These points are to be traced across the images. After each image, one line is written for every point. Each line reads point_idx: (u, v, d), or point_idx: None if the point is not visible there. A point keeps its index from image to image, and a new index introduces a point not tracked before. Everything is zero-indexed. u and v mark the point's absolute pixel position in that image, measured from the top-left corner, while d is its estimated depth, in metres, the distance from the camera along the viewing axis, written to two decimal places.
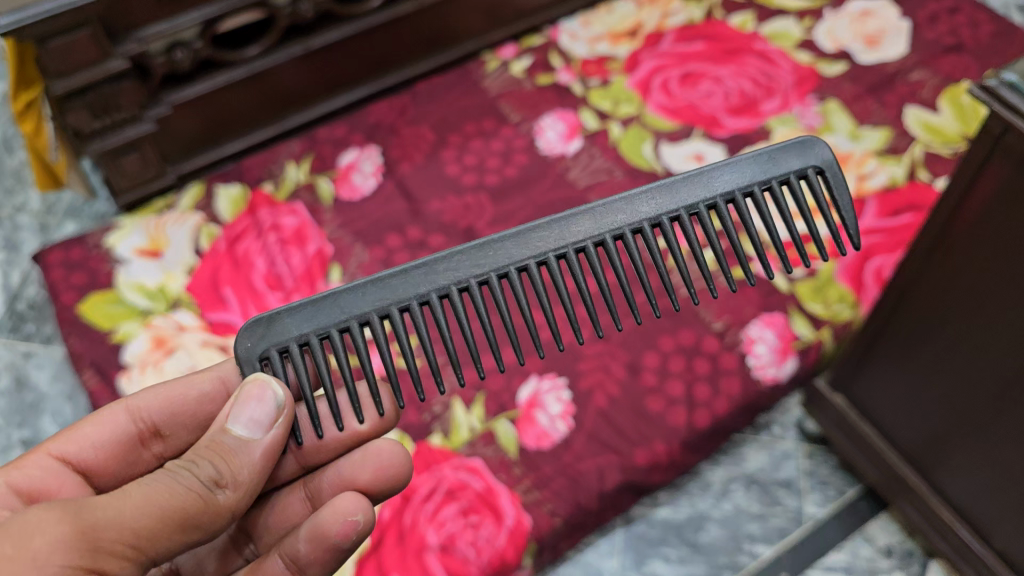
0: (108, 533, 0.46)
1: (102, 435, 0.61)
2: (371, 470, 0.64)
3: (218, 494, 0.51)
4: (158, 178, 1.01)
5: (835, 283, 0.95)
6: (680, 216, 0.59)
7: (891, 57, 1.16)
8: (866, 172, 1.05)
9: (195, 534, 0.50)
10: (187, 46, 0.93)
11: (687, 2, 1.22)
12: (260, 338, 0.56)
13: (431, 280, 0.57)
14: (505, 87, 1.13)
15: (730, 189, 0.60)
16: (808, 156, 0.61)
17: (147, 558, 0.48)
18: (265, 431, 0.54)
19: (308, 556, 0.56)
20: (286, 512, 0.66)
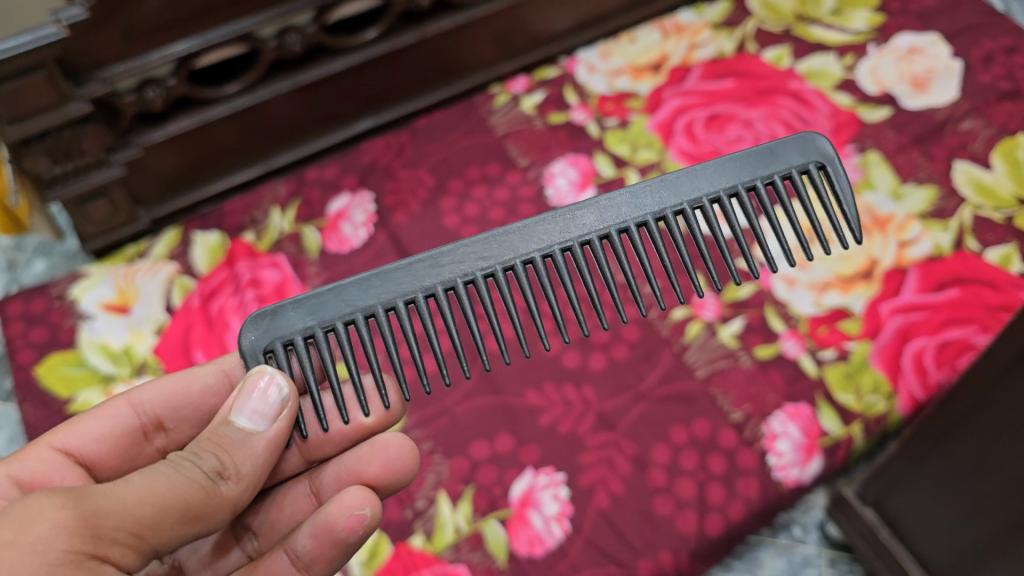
0: (111, 521, 0.44)
1: (105, 428, 0.61)
2: (378, 462, 0.64)
3: (222, 486, 0.50)
4: (131, 223, 0.93)
5: (869, 369, 0.86)
6: (684, 209, 0.60)
7: (940, 102, 1.06)
8: (908, 238, 0.95)
9: (200, 527, 0.49)
10: (160, 83, 0.85)
11: (716, 33, 1.12)
12: (263, 332, 0.56)
13: (435, 274, 0.57)
14: (514, 125, 1.03)
15: (733, 184, 0.61)
16: (809, 151, 0.62)
17: (151, 550, 0.46)
18: (270, 423, 0.54)
19: (312, 552, 0.54)
20: (289, 506, 0.65)
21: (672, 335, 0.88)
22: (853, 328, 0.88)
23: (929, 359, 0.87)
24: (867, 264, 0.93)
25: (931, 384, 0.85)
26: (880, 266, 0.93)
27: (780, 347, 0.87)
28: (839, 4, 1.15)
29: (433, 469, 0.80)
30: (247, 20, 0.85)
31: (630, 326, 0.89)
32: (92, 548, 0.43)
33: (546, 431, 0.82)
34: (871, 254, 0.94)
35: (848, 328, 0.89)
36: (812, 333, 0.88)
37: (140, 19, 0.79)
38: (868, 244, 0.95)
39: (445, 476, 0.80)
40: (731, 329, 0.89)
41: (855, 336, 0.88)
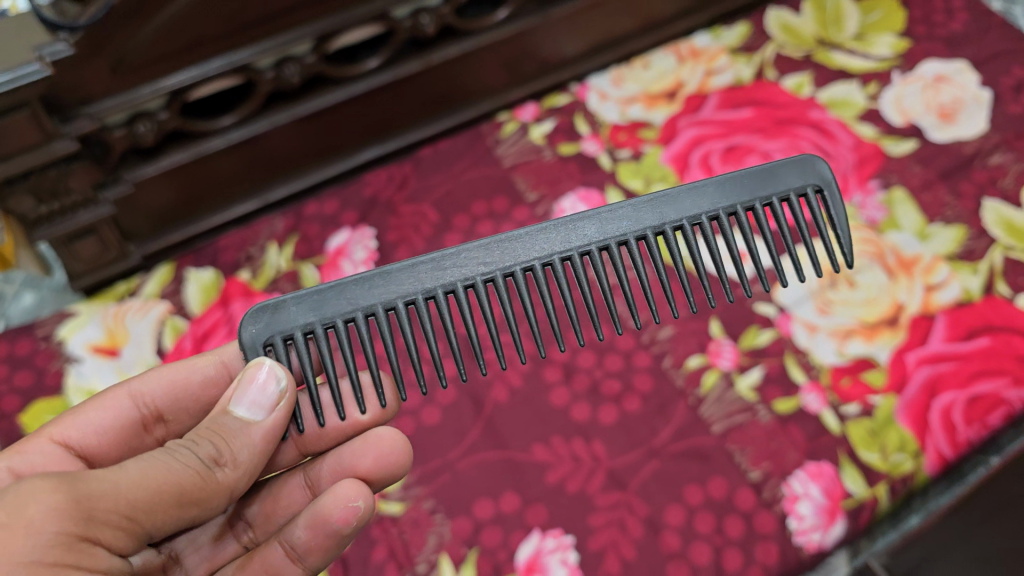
0: (103, 504, 0.44)
1: (105, 420, 0.61)
2: (373, 456, 0.63)
3: (217, 472, 0.50)
4: (121, 260, 0.88)
5: (895, 425, 0.82)
6: (683, 225, 0.60)
7: (968, 135, 1.01)
8: (936, 281, 0.91)
9: (195, 511, 0.49)
10: (151, 117, 0.80)
11: (734, 58, 1.08)
12: (265, 325, 0.55)
13: (436, 276, 0.57)
14: (523, 155, 0.99)
15: (732, 203, 0.61)
16: (808, 173, 0.63)
17: (145, 533, 0.46)
18: (268, 413, 0.53)
19: (305, 543, 0.54)
20: (284, 498, 0.64)
21: (687, 386, 0.84)
22: (877, 380, 0.84)
23: (958, 415, 0.82)
24: (892, 310, 0.89)
25: (960, 442, 0.81)
26: (906, 312, 0.89)
27: (801, 400, 0.83)
28: (862, 29, 1.10)
29: (434, 530, 0.76)
30: (243, 51, 0.80)
31: (642, 376, 0.84)
32: (83, 530, 0.43)
33: (554, 489, 0.78)
34: (897, 299, 0.89)
35: (872, 380, 0.84)
36: (834, 385, 0.84)
37: (129, 51, 0.74)
38: (893, 288, 0.90)
39: (447, 537, 0.76)
40: (750, 378, 0.84)
41: (879, 389, 0.84)
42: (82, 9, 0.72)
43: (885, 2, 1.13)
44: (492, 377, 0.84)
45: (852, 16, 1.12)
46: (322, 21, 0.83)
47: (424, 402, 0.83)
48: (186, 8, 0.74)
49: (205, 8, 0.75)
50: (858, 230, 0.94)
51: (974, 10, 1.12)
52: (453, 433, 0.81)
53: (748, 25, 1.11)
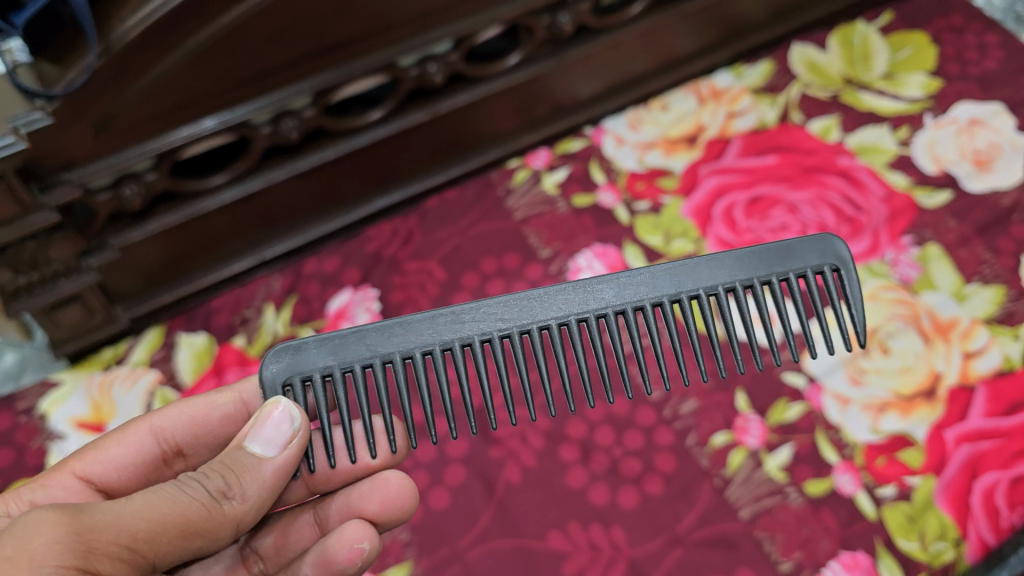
0: (104, 535, 0.42)
1: (126, 455, 0.59)
2: (379, 499, 0.60)
3: (224, 503, 0.48)
4: (107, 324, 0.83)
5: (934, 509, 0.76)
6: (699, 297, 0.56)
7: (1005, 185, 0.94)
8: (974, 348, 0.84)
9: (200, 542, 0.47)
10: (138, 180, 0.74)
11: (757, 99, 1.03)
12: (285, 365, 0.52)
13: (456, 328, 0.53)
14: (534, 207, 0.93)
15: (749, 276, 0.56)
16: (827, 252, 0.58)
17: (149, 565, 0.45)
18: (281, 449, 0.51)
19: None
20: (294, 533, 0.62)
21: (712, 466, 0.79)
22: (915, 460, 0.78)
23: (1001, 498, 0.77)
24: (929, 380, 0.83)
25: (1003, 527, 0.75)
26: (944, 383, 0.83)
27: (833, 482, 0.78)
28: (891, 68, 1.05)
29: None
30: (239, 109, 0.74)
31: (664, 454, 0.79)
32: (83, 561, 0.41)
33: None
34: (934, 368, 0.83)
35: (910, 459, 0.79)
36: (869, 465, 0.78)
37: (115, 112, 0.68)
38: (930, 355, 0.84)
39: None
40: (780, 457, 0.79)
41: (917, 469, 0.78)
42: (61, 72, 0.64)
43: (915, 37, 1.08)
44: (504, 455, 0.80)
45: (881, 53, 1.06)
46: (322, 73, 0.77)
47: (432, 483, 0.79)
48: (176, 66, 0.68)
49: (197, 66, 0.69)
50: (890, 291, 0.88)
51: (1009, 46, 1.06)
52: (463, 518, 0.77)
53: (772, 63, 1.07)
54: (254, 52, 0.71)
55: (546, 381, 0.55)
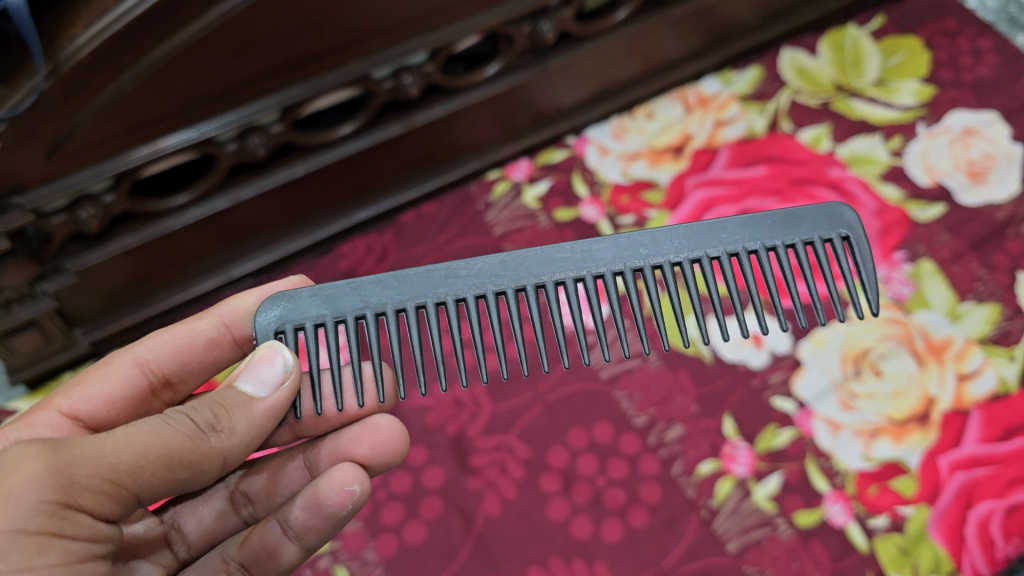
0: (85, 468, 0.40)
1: (112, 390, 0.58)
2: (369, 442, 0.58)
3: (208, 432, 0.45)
4: (67, 348, 0.79)
5: (927, 540, 0.72)
6: (701, 261, 0.52)
7: (1000, 198, 0.91)
8: (968, 369, 0.81)
9: (186, 473, 0.44)
10: (95, 201, 0.70)
11: (745, 107, 1.00)
12: (281, 312, 0.51)
13: (451, 283, 0.51)
14: (514, 222, 0.90)
15: (753, 242, 0.53)
16: (835, 220, 0.54)
17: (134, 498, 0.42)
18: (272, 389, 0.49)
19: (304, 522, 0.54)
20: (283, 476, 0.61)
21: (698, 496, 0.76)
22: (907, 488, 0.75)
23: (996, 529, 0.73)
24: (922, 404, 0.79)
25: (998, 559, 0.71)
26: (938, 408, 0.79)
27: (822, 513, 0.74)
28: (883, 75, 1.02)
29: None
30: (202, 126, 0.71)
31: (649, 484, 0.76)
32: (63, 496, 0.39)
33: None
34: (927, 392, 0.79)
35: (902, 488, 0.75)
36: (860, 494, 0.75)
37: (68, 132, 0.64)
38: (923, 378, 0.80)
39: None
40: (769, 486, 0.76)
41: (910, 498, 0.74)
42: (5, 92, 0.61)
43: (908, 43, 1.04)
44: (483, 485, 0.77)
45: (872, 59, 1.03)
46: (291, 87, 0.73)
47: (408, 516, 0.75)
48: (133, 84, 0.64)
49: (155, 83, 0.65)
50: (883, 309, 0.84)
51: (1004, 52, 1.02)
52: (440, 554, 0.73)
53: (760, 69, 1.03)
54: (216, 68, 0.68)
55: (539, 341, 0.52)
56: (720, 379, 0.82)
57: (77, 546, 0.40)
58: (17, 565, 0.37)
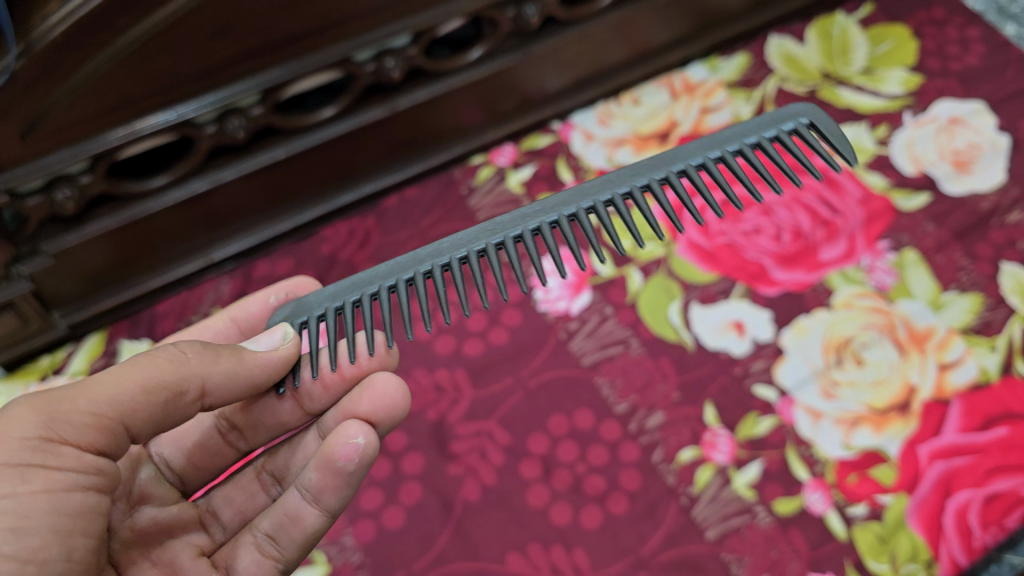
0: (64, 405, 0.44)
1: None
2: (369, 398, 0.56)
3: (184, 352, 0.48)
4: (46, 331, 0.78)
5: (906, 529, 0.72)
6: (671, 176, 0.56)
7: (985, 187, 0.91)
8: (949, 359, 0.80)
9: (167, 394, 0.47)
10: (73, 182, 0.70)
11: (732, 93, 0.99)
12: (289, 313, 0.54)
13: (431, 256, 0.53)
14: (498, 207, 0.89)
15: (716, 153, 0.57)
16: (784, 118, 0.59)
17: (119, 424, 0.45)
18: (269, 347, 0.52)
19: (319, 484, 0.53)
20: (301, 449, 0.60)
21: (678, 484, 0.76)
22: (887, 477, 0.75)
23: (974, 518, 0.73)
24: (903, 393, 0.79)
25: (975, 548, 0.71)
26: (918, 397, 0.79)
27: (803, 502, 0.74)
28: (870, 63, 1.01)
29: None
30: (181, 107, 0.71)
31: (629, 471, 0.76)
32: (43, 431, 0.43)
33: None
34: (908, 380, 0.79)
35: (882, 476, 0.75)
36: (840, 482, 0.75)
37: (42, 113, 0.65)
38: (904, 367, 0.80)
39: None
40: (750, 474, 0.76)
41: (889, 486, 0.74)
42: None
43: (896, 31, 1.04)
44: (463, 472, 0.77)
45: (860, 47, 1.03)
46: (271, 69, 0.73)
47: (387, 501, 0.75)
48: (107, 65, 0.65)
49: (131, 64, 0.66)
50: (865, 298, 0.84)
51: (991, 41, 1.02)
52: (419, 539, 0.73)
53: (747, 56, 1.03)
54: (193, 50, 0.68)
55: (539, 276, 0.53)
56: (702, 367, 0.82)
57: (65, 475, 0.43)
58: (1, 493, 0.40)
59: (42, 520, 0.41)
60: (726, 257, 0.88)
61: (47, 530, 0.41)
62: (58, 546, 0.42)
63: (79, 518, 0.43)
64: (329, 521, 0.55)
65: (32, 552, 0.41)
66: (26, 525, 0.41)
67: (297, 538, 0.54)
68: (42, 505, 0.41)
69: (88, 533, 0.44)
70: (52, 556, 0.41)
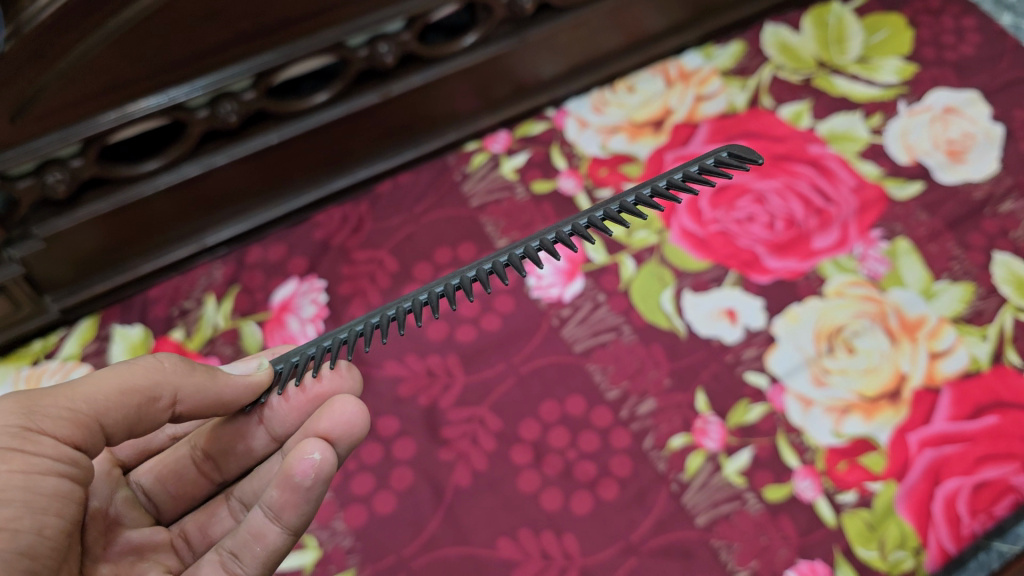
0: (43, 400, 0.44)
1: None
2: (330, 417, 0.52)
3: (161, 361, 0.48)
4: (38, 315, 0.78)
5: (894, 516, 0.72)
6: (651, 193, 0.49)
7: (978, 177, 0.91)
8: (941, 348, 0.81)
9: (140, 399, 0.47)
10: (63, 165, 0.70)
11: (726, 81, 0.99)
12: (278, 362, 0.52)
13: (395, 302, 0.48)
14: (491, 193, 0.89)
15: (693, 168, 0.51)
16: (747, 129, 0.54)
17: (95, 423, 0.46)
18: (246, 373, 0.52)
19: (280, 501, 0.49)
20: (264, 474, 0.56)
21: (669, 471, 0.76)
22: (877, 464, 0.75)
23: (963, 506, 0.73)
24: (894, 381, 0.79)
25: (964, 536, 0.72)
26: (909, 384, 0.79)
27: (791, 489, 0.74)
28: (865, 52, 1.01)
29: None
30: (173, 91, 0.71)
31: (620, 458, 0.76)
32: (24, 420, 0.43)
33: None
34: (899, 368, 0.80)
35: (872, 464, 0.75)
36: (830, 470, 0.75)
37: (32, 96, 0.65)
38: (895, 355, 0.80)
39: None
40: (741, 461, 0.76)
41: (879, 474, 0.74)
42: None
43: (892, 20, 1.04)
44: (454, 457, 0.77)
45: (856, 36, 1.03)
46: (264, 54, 0.73)
47: (378, 486, 0.76)
48: (97, 48, 0.65)
49: (121, 47, 0.66)
50: (857, 287, 0.84)
51: (986, 31, 1.02)
52: (409, 524, 0.74)
53: (743, 44, 1.02)
54: (186, 32, 0.68)
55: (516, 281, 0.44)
56: (694, 354, 0.82)
57: (41, 460, 0.43)
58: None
59: (17, 495, 0.42)
60: (719, 245, 0.88)
61: (21, 504, 0.42)
62: (29, 520, 0.42)
63: (55, 500, 0.43)
64: (293, 538, 0.51)
65: (5, 521, 0.41)
66: (2, 497, 0.41)
67: (260, 556, 0.50)
68: (17, 483, 0.42)
69: (61, 513, 0.44)
70: (24, 528, 0.42)
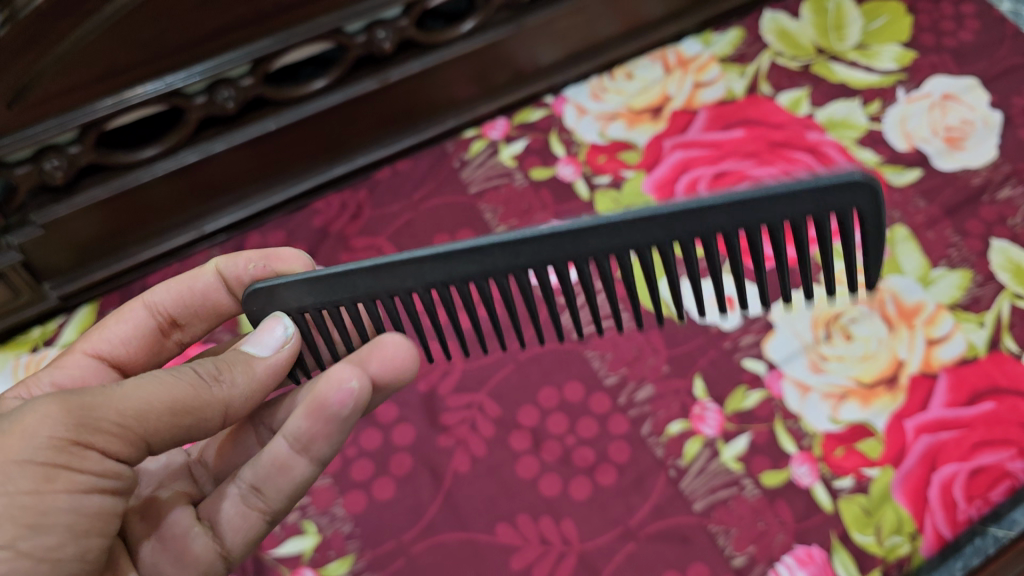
0: (91, 414, 0.42)
1: (126, 331, 0.60)
2: (378, 359, 0.53)
3: (205, 379, 0.46)
4: (37, 302, 0.79)
5: (891, 502, 0.73)
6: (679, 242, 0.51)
7: (977, 164, 0.91)
8: (938, 334, 0.81)
9: (190, 420, 0.45)
10: (61, 152, 0.71)
11: (726, 67, 0.99)
12: (264, 302, 0.53)
13: (404, 279, 0.51)
14: (490, 180, 0.90)
15: (736, 226, 0.51)
16: (853, 194, 0.50)
17: (143, 442, 0.44)
18: (273, 349, 0.51)
19: (307, 430, 0.50)
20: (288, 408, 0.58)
21: (667, 456, 0.76)
22: (873, 450, 0.75)
23: (959, 491, 0.74)
24: (891, 367, 0.79)
25: (958, 521, 0.72)
26: (906, 370, 0.79)
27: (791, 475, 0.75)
28: (864, 38, 1.01)
29: None
30: (170, 78, 0.71)
31: (618, 444, 0.77)
32: (71, 434, 0.42)
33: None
34: (896, 355, 0.80)
35: (868, 450, 0.75)
36: (827, 455, 0.75)
37: (29, 81, 0.65)
38: (893, 342, 0.80)
39: None
40: (738, 447, 0.76)
41: (875, 460, 0.75)
42: None
43: (891, 6, 1.03)
44: (453, 443, 0.77)
45: (855, 22, 1.02)
46: (261, 40, 0.73)
47: (377, 472, 0.76)
48: (93, 34, 0.65)
49: (118, 34, 0.66)
50: None
51: (986, 17, 1.02)
52: (408, 510, 0.74)
53: (742, 30, 1.02)
54: (183, 17, 0.68)
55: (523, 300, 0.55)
56: (692, 341, 0.82)
57: (86, 478, 0.42)
58: (23, 489, 0.41)
59: (61, 518, 0.42)
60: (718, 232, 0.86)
61: (65, 528, 0.42)
62: (72, 546, 0.43)
63: (96, 517, 0.44)
64: (319, 470, 0.52)
65: (48, 550, 0.42)
66: (45, 523, 0.41)
67: (284, 488, 0.51)
68: (61, 505, 0.42)
69: (103, 531, 0.44)
70: (65, 556, 0.43)
